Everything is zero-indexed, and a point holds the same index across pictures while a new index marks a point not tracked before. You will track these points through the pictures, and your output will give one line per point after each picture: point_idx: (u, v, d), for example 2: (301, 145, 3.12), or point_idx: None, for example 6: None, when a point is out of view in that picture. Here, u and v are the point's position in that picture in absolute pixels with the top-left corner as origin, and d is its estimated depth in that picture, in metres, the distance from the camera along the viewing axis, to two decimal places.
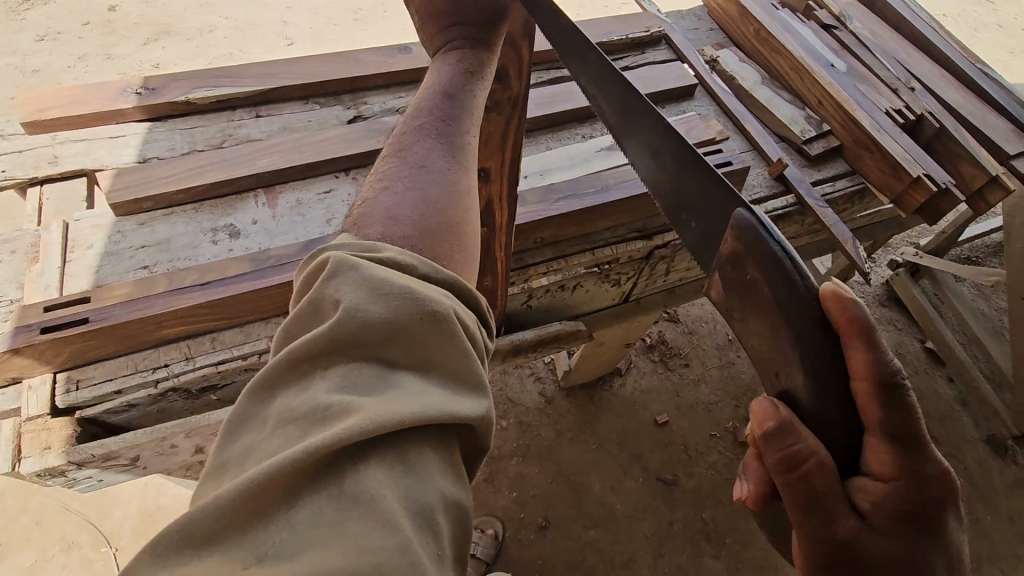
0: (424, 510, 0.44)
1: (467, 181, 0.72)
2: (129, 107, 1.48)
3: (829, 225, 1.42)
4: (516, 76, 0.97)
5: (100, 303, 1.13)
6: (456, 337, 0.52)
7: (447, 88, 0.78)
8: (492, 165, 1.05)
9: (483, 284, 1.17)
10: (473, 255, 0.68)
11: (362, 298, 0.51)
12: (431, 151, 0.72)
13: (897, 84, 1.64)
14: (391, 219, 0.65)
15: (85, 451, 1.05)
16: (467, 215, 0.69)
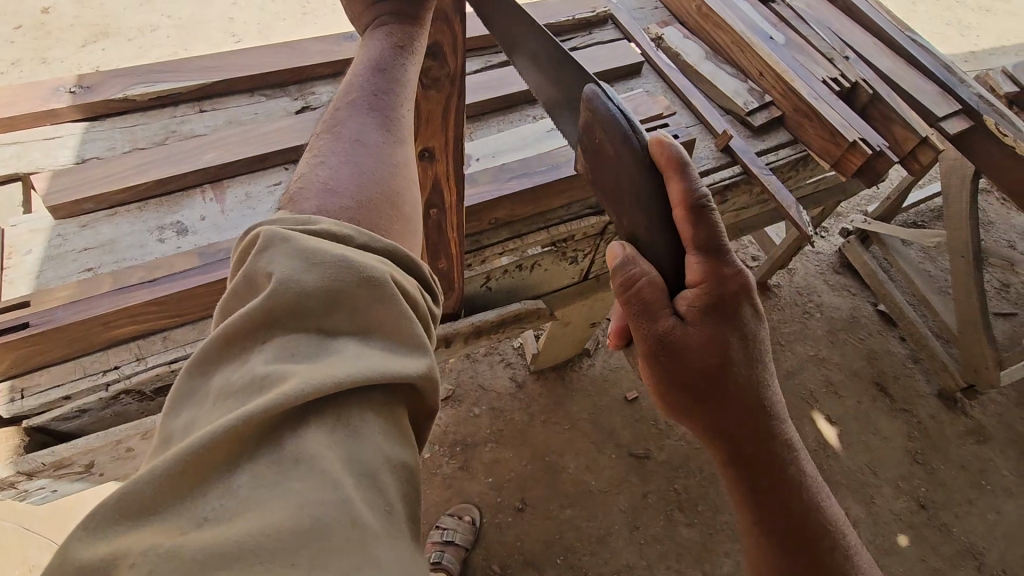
0: (368, 469, 0.44)
1: (404, 155, 0.72)
2: (63, 106, 1.43)
3: (773, 192, 1.46)
4: (453, 52, 0.95)
5: (41, 307, 1.10)
6: (393, 300, 0.52)
7: (377, 62, 0.77)
8: (437, 146, 1.05)
9: (439, 267, 1.24)
10: (414, 225, 0.68)
11: (296, 267, 0.51)
12: (364, 125, 0.72)
13: (832, 54, 1.70)
14: (327, 193, 0.64)
15: (35, 459, 1.02)
16: (405, 186, 0.69)
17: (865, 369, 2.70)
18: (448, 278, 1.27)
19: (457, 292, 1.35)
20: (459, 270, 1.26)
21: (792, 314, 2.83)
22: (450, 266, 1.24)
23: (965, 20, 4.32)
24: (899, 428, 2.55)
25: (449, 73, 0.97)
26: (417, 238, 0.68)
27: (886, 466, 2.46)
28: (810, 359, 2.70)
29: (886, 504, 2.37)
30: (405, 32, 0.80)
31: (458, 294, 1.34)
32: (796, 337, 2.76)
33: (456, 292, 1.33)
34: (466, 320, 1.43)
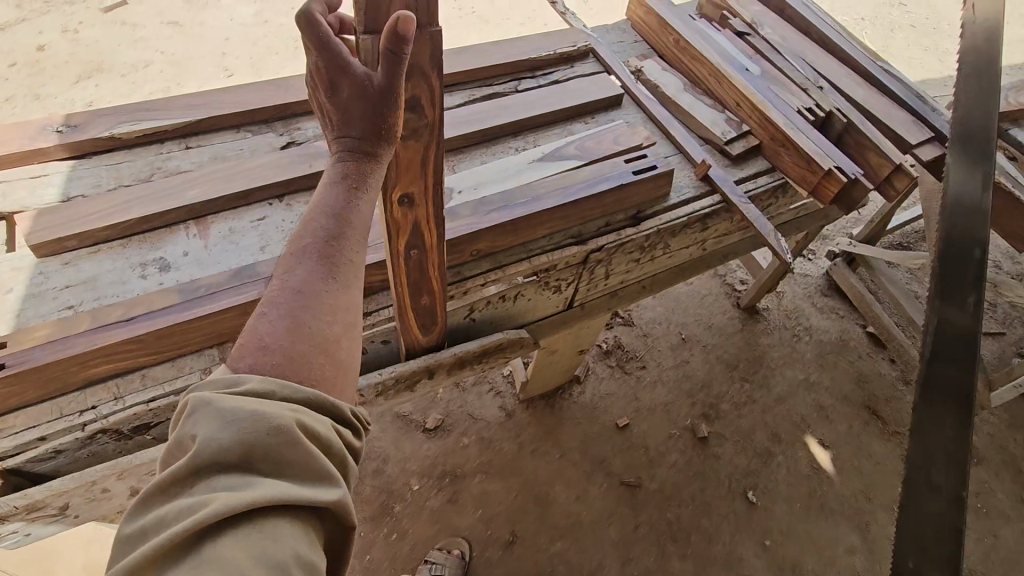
0: (275, 563, 0.49)
1: (348, 305, 0.75)
2: (50, 146, 1.45)
3: (752, 220, 1.49)
4: (429, 106, 0.90)
5: (18, 348, 1.09)
6: (300, 442, 0.57)
7: (330, 207, 0.77)
8: (417, 194, 1.03)
9: (422, 303, 1.24)
10: (347, 369, 0.72)
11: (217, 420, 0.56)
12: (310, 274, 0.74)
13: (806, 84, 1.74)
14: (263, 348, 0.67)
15: (7, 503, 1.01)
16: (344, 329, 0.73)
17: (856, 393, 2.70)
18: (434, 312, 1.28)
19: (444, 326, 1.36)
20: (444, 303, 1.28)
21: (781, 337, 2.85)
22: (436, 302, 1.26)
23: (942, 46, 4.44)
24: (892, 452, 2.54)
25: (428, 123, 0.92)
26: (351, 373, 0.72)
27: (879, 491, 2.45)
28: (800, 384, 2.71)
29: (881, 531, 2.36)
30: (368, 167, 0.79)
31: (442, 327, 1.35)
32: (785, 362, 2.77)
33: (441, 324, 1.33)
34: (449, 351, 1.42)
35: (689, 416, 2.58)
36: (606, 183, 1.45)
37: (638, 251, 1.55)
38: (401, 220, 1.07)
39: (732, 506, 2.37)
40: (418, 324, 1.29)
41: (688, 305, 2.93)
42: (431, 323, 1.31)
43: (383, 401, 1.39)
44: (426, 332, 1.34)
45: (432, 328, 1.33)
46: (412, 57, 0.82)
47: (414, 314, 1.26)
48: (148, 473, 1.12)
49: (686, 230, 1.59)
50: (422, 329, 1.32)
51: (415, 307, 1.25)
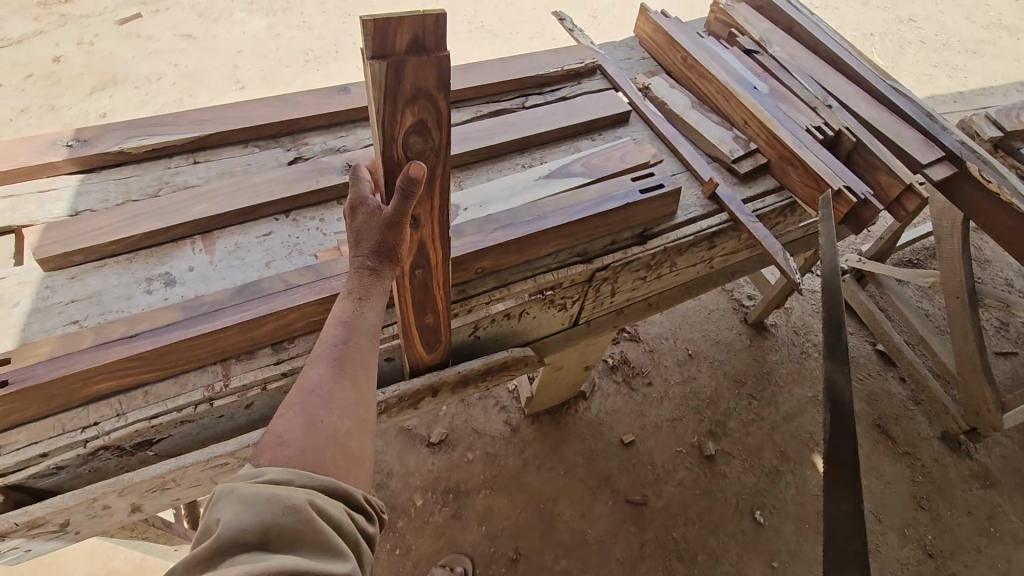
0: None
1: (358, 404, 0.84)
2: (60, 160, 1.46)
3: (760, 239, 1.48)
4: (437, 128, 0.87)
5: (21, 364, 1.09)
6: (311, 521, 0.67)
7: (343, 316, 0.90)
8: (424, 216, 1.03)
9: (426, 322, 1.24)
10: (358, 459, 0.80)
11: (240, 507, 0.66)
12: (324, 376, 0.83)
13: (815, 102, 1.73)
14: (281, 444, 0.76)
15: (7, 520, 1.01)
16: (354, 424, 0.81)
17: (866, 412, 2.66)
18: (438, 330, 1.28)
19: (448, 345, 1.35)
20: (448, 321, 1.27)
21: (789, 354, 2.82)
22: (442, 324, 1.27)
23: (951, 62, 4.42)
24: (903, 472, 2.50)
25: (435, 145, 0.89)
26: (362, 463, 0.80)
27: (890, 512, 2.39)
28: (809, 401, 2.68)
29: (892, 553, 2.30)
30: (375, 282, 0.92)
31: (445, 345, 1.33)
32: (794, 379, 2.74)
33: (445, 344, 1.33)
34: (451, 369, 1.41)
35: (696, 433, 2.55)
36: (612, 202, 1.44)
37: (644, 269, 1.54)
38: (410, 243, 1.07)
39: (739, 525, 2.33)
40: (423, 345, 1.29)
41: (695, 321, 2.91)
42: (436, 344, 1.32)
43: (386, 419, 1.37)
44: (432, 353, 1.34)
45: (438, 349, 1.33)
46: (420, 81, 0.80)
47: (418, 333, 1.25)
48: (148, 490, 1.13)
49: (693, 248, 1.58)
50: (425, 349, 1.31)
51: (421, 329, 1.25)
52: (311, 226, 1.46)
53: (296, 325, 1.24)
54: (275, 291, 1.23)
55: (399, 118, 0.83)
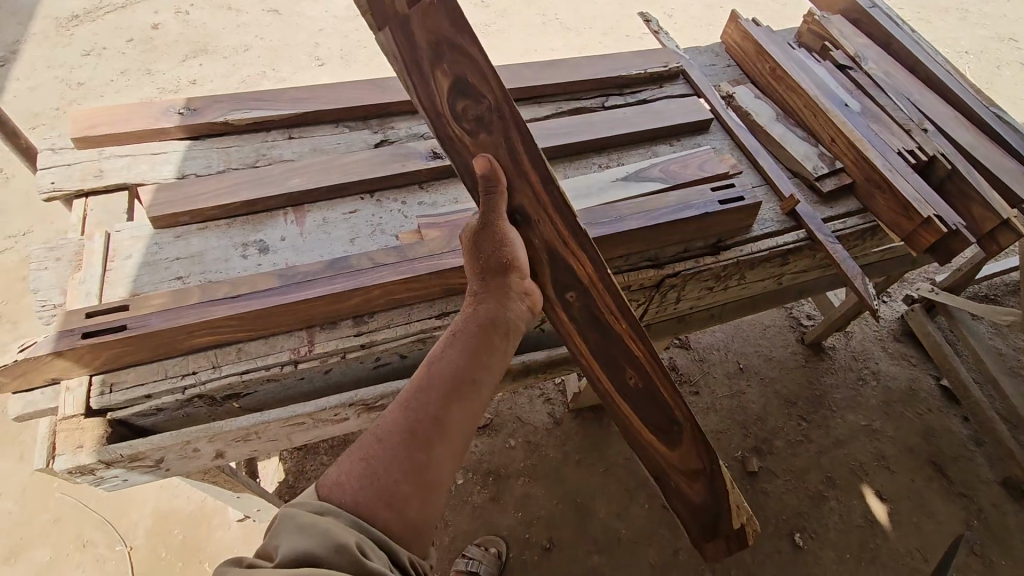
0: None
1: (420, 462, 0.84)
2: (172, 126, 1.57)
3: (839, 261, 1.46)
4: (481, 82, 0.92)
5: (135, 312, 1.19)
6: (353, 556, 0.73)
7: (432, 357, 0.94)
8: (529, 206, 1.04)
9: (630, 379, 1.24)
10: (411, 518, 0.82)
11: (294, 536, 0.75)
12: (394, 422, 0.86)
13: (910, 125, 1.67)
14: (338, 485, 0.83)
15: (115, 451, 1.12)
16: (416, 486, 0.83)
17: (922, 447, 2.57)
18: (636, 361, 1.22)
19: (678, 397, 1.28)
20: (635, 338, 1.20)
21: (845, 379, 2.75)
22: (631, 350, 1.21)
23: None
24: (956, 513, 2.40)
25: (489, 105, 0.94)
26: (418, 524, 0.83)
27: (938, 554, 2.31)
28: (862, 429, 2.60)
29: None
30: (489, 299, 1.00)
31: (672, 403, 1.28)
32: (848, 405, 2.67)
33: (657, 391, 1.26)
34: (673, 458, 1.32)
35: (741, 448, 2.53)
36: (691, 210, 1.44)
37: (713, 279, 1.55)
38: (535, 253, 1.08)
39: (776, 545, 2.31)
40: (612, 380, 1.24)
41: (749, 335, 2.87)
42: (637, 380, 1.25)
43: None
44: (645, 407, 1.28)
45: (643, 394, 1.26)
46: (433, 28, 0.86)
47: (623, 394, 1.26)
48: (233, 439, 1.24)
49: (765, 263, 1.57)
50: (645, 411, 1.28)
51: (601, 355, 1.21)
52: (393, 208, 1.53)
53: (377, 301, 1.31)
54: (361, 268, 1.30)
55: (435, 88, 0.92)
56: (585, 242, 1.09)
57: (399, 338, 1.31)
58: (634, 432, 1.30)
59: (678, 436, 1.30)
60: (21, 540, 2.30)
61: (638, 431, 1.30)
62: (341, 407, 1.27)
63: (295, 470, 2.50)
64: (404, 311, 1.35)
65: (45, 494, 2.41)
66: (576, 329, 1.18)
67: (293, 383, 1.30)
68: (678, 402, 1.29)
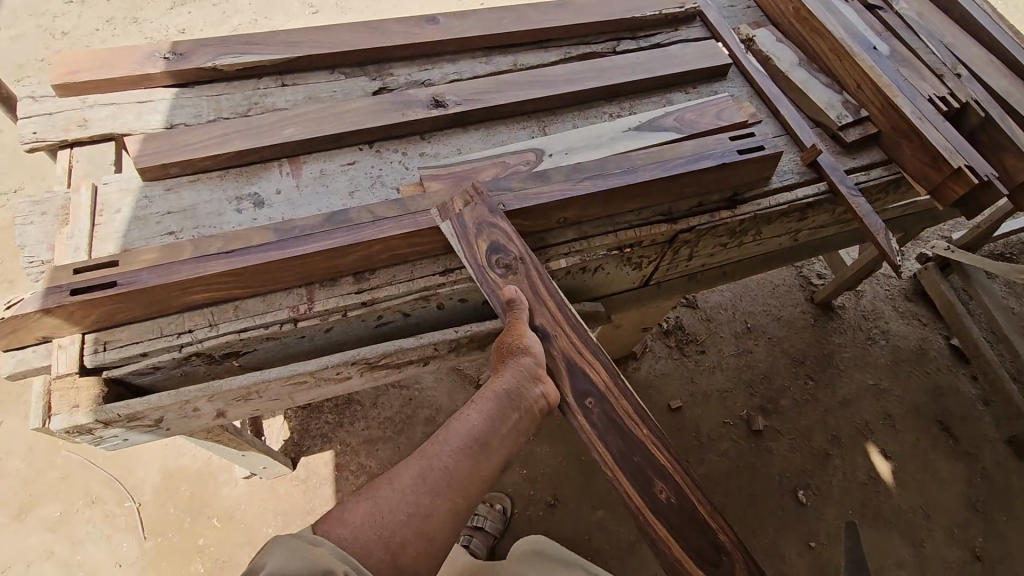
0: None
1: (418, 511, 0.97)
2: (158, 72, 1.47)
3: (861, 215, 1.40)
4: (509, 239, 1.25)
5: (125, 268, 1.14)
6: None
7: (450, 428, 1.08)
8: (548, 324, 1.22)
9: (664, 498, 1.12)
10: (403, 563, 0.91)
11: (292, 555, 0.80)
12: (405, 475, 1.00)
13: (942, 70, 1.57)
14: (341, 521, 0.93)
15: (111, 410, 1.09)
16: (412, 533, 0.94)
17: (929, 406, 2.56)
18: (662, 470, 1.14)
19: (715, 512, 1.13)
20: (658, 447, 1.16)
21: (854, 339, 2.72)
22: (655, 456, 1.15)
23: None
24: (960, 472, 2.41)
25: (515, 256, 1.24)
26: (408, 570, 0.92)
27: (940, 510, 2.33)
28: (869, 389, 2.58)
29: (936, 551, 2.25)
30: (509, 385, 1.12)
31: (710, 522, 1.12)
32: (856, 364, 2.65)
33: (692, 505, 1.12)
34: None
35: (746, 407, 2.52)
36: (708, 160, 1.36)
37: (728, 235, 1.49)
38: (553, 362, 1.21)
39: (779, 503, 2.32)
40: (640, 493, 1.12)
41: (758, 294, 2.82)
42: (668, 493, 1.12)
43: (454, 355, 1.40)
44: (681, 527, 1.10)
45: (677, 511, 1.11)
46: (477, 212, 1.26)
47: (659, 518, 1.10)
48: (234, 398, 1.21)
49: (782, 218, 1.50)
50: (682, 531, 1.10)
51: (626, 464, 1.14)
52: (393, 159, 1.45)
53: (378, 257, 1.25)
54: (362, 223, 1.23)
55: (476, 248, 1.23)
56: (598, 353, 1.23)
57: (401, 296, 1.27)
58: (676, 564, 1.08)
59: (726, 568, 1.08)
60: (30, 497, 2.32)
61: (678, 560, 1.08)
62: (343, 365, 1.23)
63: (300, 429, 2.51)
64: (406, 268, 1.29)
65: (50, 452, 2.42)
66: (598, 436, 1.16)
67: (293, 342, 1.26)
68: (717, 521, 1.13)
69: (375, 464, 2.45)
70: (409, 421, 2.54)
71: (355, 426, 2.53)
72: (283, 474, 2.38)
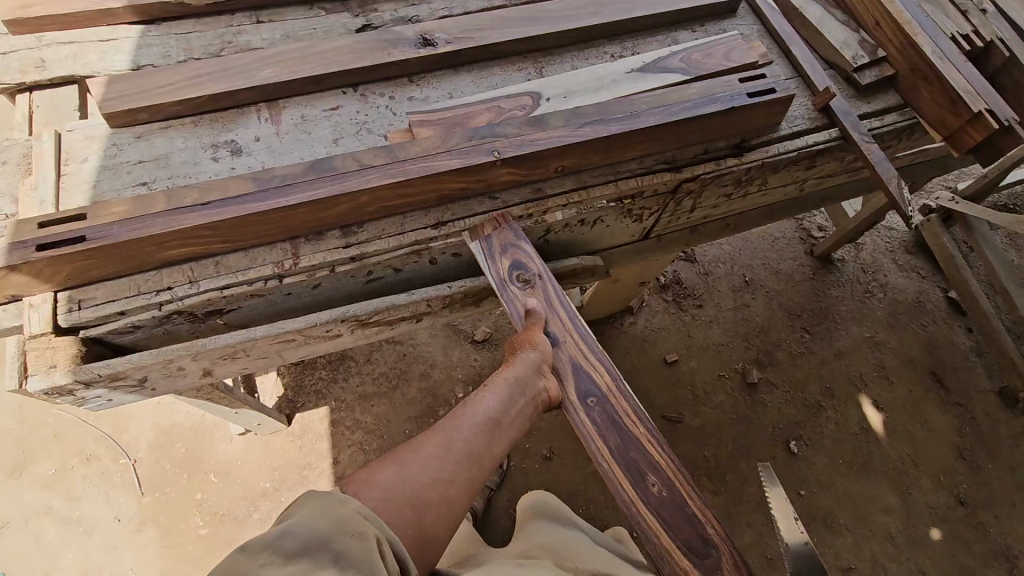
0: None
1: (439, 478, 0.97)
2: (119, 6, 1.35)
3: (874, 163, 1.33)
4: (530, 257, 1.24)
5: (95, 221, 1.06)
6: (365, 545, 0.72)
7: (466, 415, 1.09)
8: (559, 330, 1.22)
9: (657, 493, 1.05)
10: (426, 527, 0.91)
11: (317, 511, 0.74)
12: (428, 449, 1.00)
13: (966, 5, 1.47)
14: (369, 483, 0.92)
15: (91, 370, 1.05)
16: (434, 501, 0.95)
17: (923, 358, 2.57)
18: (659, 467, 1.08)
19: (712, 512, 1.04)
20: (657, 444, 1.10)
21: (852, 291, 2.70)
22: (651, 452, 1.09)
23: None
24: (949, 421, 2.44)
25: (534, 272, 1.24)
26: (431, 535, 0.92)
27: (928, 459, 2.37)
28: (865, 341, 2.58)
29: (922, 497, 2.30)
30: (520, 379, 1.12)
31: (705, 521, 1.03)
32: (852, 317, 2.64)
33: (688, 502, 1.05)
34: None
35: (742, 360, 2.52)
36: (716, 104, 1.28)
37: (734, 185, 1.42)
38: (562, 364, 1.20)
39: (772, 452, 2.35)
40: (632, 487, 1.06)
41: (757, 247, 2.78)
42: (662, 489, 1.06)
43: (448, 312, 1.36)
44: (675, 525, 1.03)
45: (671, 507, 1.04)
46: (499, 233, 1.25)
47: (653, 513, 1.03)
48: (219, 357, 1.16)
49: (791, 167, 1.43)
50: (675, 527, 1.02)
51: (620, 459, 1.08)
52: (380, 103, 1.35)
53: (366, 209, 1.18)
54: (347, 171, 1.15)
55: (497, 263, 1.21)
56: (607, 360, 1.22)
57: (391, 251, 1.21)
58: (667, 563, 1.00)
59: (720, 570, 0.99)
60: (25, 455, 2.32)
61: (671, 559, 1.00)
62: (333, 323, 1.19)
63: (294, 386, 2.49)
64: (396, 221, 1.23)
65: (42, 411, 2.40)
66: (595, 430, 1.12)
67: (280, 299, 1.21)
68: (714, 522, 1.04)
69: (371, 420, 2.45)
70: (404, 377, 2.53)
71: (350, 382, 2.51)
72: (279, 430, 2.38)
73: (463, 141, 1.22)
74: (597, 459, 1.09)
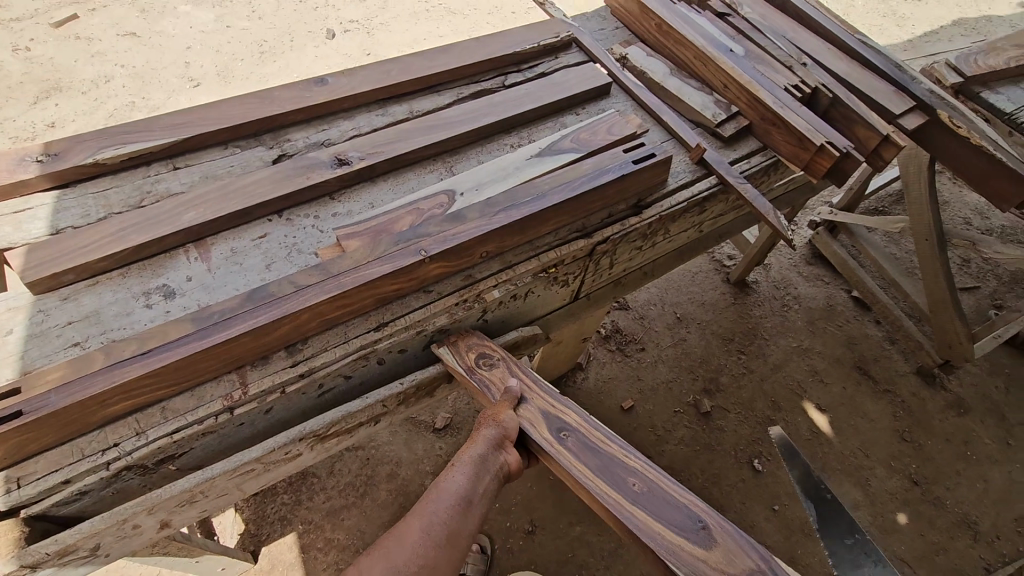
0: None
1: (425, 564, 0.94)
2: (32, 177, 1.38)
3: (750, 200, 1.53)
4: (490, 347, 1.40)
5: (32, 392, 1.05)
6: None
7: (442, 493, 1.08)
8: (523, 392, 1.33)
9: (637, 489, 1.19)
10: None
11: None
12: (410, 536, 0.98)
13: (790, 61, 1.77)
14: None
15: (38, 550, 0.99)
16: None
17: (846, 355, 2.80)
18: (631, 469, 1.22)
19: (685, 490, 1.20)
20: (625, 452, 1.25)
21: (771, 307, 2.94)
22: (622, 459, 1.23)
23: (899, 11, 4.57)
24: (884, 408, 2.65)
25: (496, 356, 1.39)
26: None
27: (877, 448, 2.53)
28: (794, 351, 2.80)
29: (881, 486, 2.44)
30: (485, 456, 1.17)
31: (687, 502, 1.18)
32: (778, 331, 2.86)
33: (668, 492, 1.19)
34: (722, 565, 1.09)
35: (692, 392, 2.65)
36: (608, 174, 1.45)
37: (641, 239, 1.59)
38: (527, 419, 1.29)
39: (740, 474, 2.44)
40: (616, 492, 1.18)
41: (680, 284, 2.99)
42: (641, 485, 1.19)
43: (404, 407, 1.39)
44: (660, 513, 1.15)
45: (654, 499, 1.17)
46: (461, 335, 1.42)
47: (640, 508, 1.16)
48: (176, 505, 1.13)
49: (685, 215, 1.62)
50: (666, 516, 1.15)
51: (602, 472, 1.21)
52: (306, 224, 1.43)
53: (309, 325, 1.23)
54: (285, 294, 1.20)
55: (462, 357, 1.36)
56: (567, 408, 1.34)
57: (338, 361, 1.25)
58: (671, 549, 1.10)
59: (711, 538, 1.12)
60: None
61: (674, 546, 1.11)
62: (291, 443, 1.19)
63: (255, 518, 2.36)
64: (339, 332, 1.28)
65: None
66: (574, 457, 1.23)
67: (232, 431, 1.21)
68: (695, 501, 1.19)
69: (343, 535, 2.34)
70: (371, 482, 2.46)
71: (315, 500, 2.41)
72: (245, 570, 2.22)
73: (391, 246, 1.30)
74: (588, 483, 1.19)
